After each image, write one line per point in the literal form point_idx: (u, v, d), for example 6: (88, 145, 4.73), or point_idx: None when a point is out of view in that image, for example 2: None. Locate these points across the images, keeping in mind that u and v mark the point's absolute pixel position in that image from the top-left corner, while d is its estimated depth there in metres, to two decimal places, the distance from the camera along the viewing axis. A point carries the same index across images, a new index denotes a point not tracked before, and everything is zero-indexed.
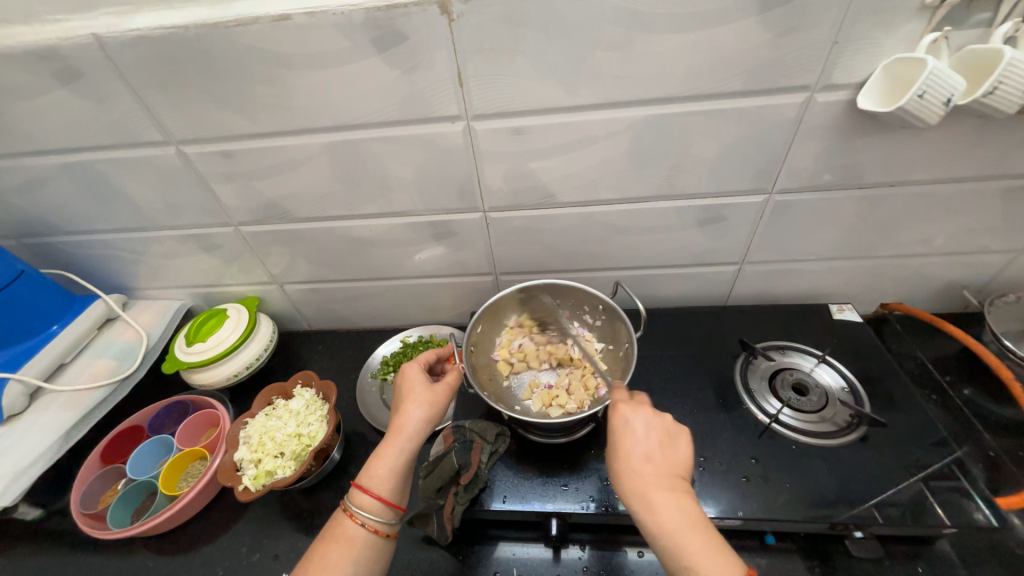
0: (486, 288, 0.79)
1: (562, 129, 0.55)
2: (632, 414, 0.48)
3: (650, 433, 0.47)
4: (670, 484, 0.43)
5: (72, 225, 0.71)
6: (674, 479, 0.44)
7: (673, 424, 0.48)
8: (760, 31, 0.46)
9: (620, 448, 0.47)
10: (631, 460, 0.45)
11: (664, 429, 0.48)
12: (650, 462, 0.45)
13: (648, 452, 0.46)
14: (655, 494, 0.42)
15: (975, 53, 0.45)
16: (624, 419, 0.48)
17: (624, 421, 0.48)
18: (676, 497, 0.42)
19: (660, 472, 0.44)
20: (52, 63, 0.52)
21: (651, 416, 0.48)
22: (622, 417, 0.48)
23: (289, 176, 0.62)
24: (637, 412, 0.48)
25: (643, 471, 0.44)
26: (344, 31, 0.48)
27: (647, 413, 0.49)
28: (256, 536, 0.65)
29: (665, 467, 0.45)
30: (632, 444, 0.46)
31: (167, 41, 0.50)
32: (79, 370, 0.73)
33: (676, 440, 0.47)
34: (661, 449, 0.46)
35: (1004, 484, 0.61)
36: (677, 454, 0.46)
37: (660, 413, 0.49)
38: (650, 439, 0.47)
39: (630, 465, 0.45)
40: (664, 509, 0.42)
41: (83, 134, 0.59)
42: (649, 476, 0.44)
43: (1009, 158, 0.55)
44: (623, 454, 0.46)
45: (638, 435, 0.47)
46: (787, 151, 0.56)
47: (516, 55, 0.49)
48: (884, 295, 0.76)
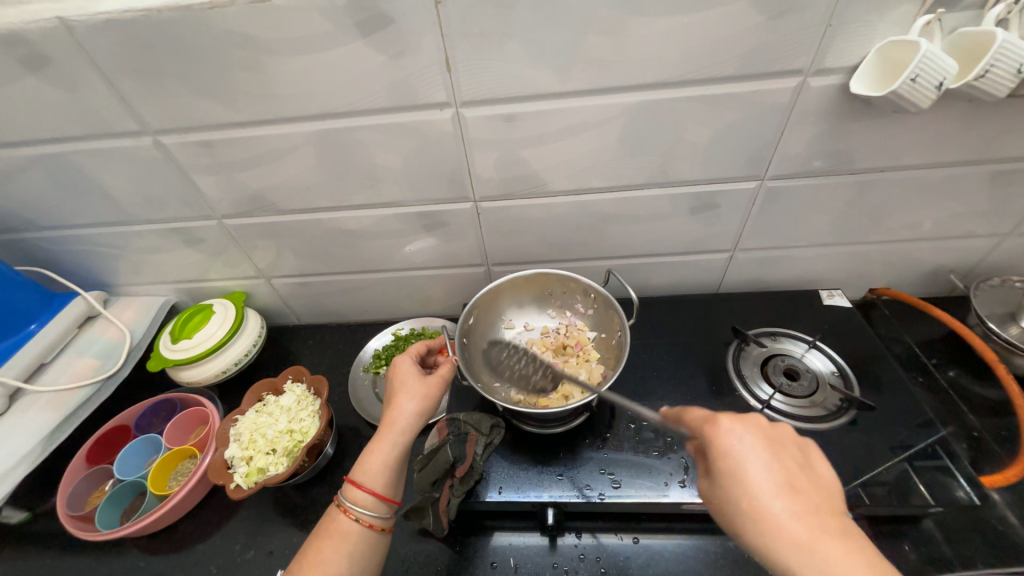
0: (479, 279, 0.78)
1: (553, 116, 0.54)
2: (749, 431, 0.40)
3: (782, 454, 0.40)
4: (833, 525, 0.35)
5: (47, 220, 0.69)
6: (834, 518, 0.36)
7: (798, 438, 0.42)
8: (754, 13, 0.45)
9: (748, 481, 0.38)
10: (765, 494, 0.37)
11: (795, 449, 0.41)
12: (795, 495, 0.37)
13: (792, 482, 0.38)
14: (825, 544, 0.34)
15: (968, 36, 0.45)
16: (737, 440, 0.39)
17: (738, 440, 0.39)
18: (845, 543, 0.34)
19: (814, 510, 0.36)
20: (17, 49, 0.49)
21: (774, 432, 0.41)
22: (738, 437, 0.40)
23: (273, 167, 0.60)
24: (753, 428, 0.40)
25: (792, 510, 0.36)
26: (326, 14, 0.46)
27: (765, 426, 0.41)
28: (249, 533, 0.64)
29: (817, 500, 0.37)
30: (761, 472, 0.38)
31: (139, 25, 0.47)
32: (60, 370, 0.71)
33: (812, 459, 0.41)
34: (805, 476, 0.39)
35: (987, 462, 0.63)
36: (821, 477, 0.39)
37: (769, 425, 0.42)
38: (785, 466, 0.39)
39: (765, 501, 0.37)
40: (845, 564, 0.33)
41: (54, 125, 0.56)
42: (804, 519, 0.35)
43: (997, 142, 0.55)
44: (756, 487, 0.37)
45: (770, 460, 0.38)
46: (780, 136, 0.56)
47: (506, 39, 0.48)
48: (873, 280, 0.77)
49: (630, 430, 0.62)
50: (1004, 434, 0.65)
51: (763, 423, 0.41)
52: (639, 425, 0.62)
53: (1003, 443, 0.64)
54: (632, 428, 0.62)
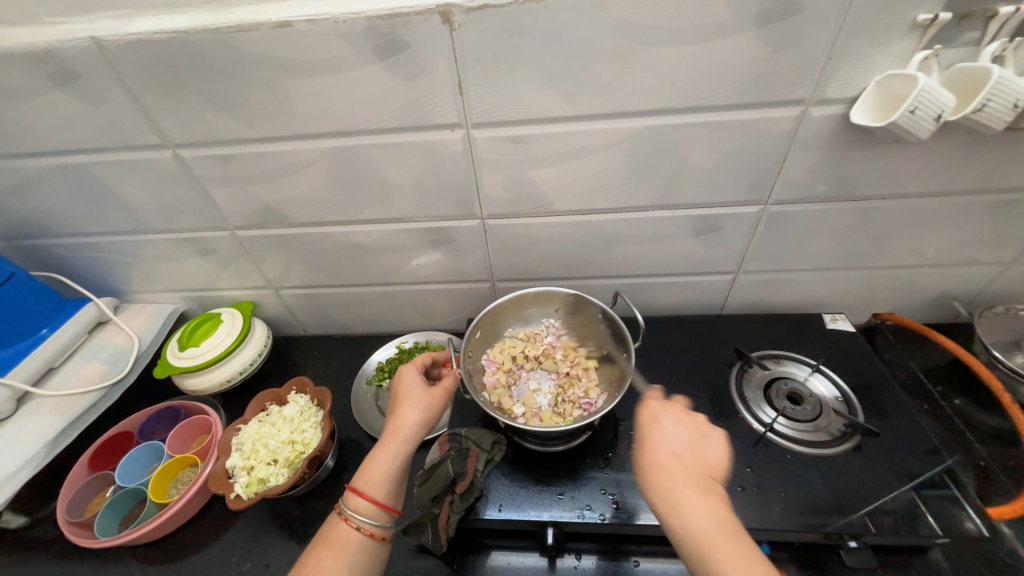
0: (484, 294, 0.79)
1: (560, 138, 0.56)
2: (663, 416, 0.49)
3: (681, 434, 0.48)
4: (701, 484, 0.43)
5: (65, 227, 0.70)
6: (706, 479, 0.44)
7: (706, 424, 0.49)
8: (756, 45, 0.47)
9: (648, 446, 0.47)
10: (657, 458, 0.46)
11: (696, 431, 0.48)
12: (676, 460, 0.45)
13: (679, 451, 0.46)
14: (682, 492, 0.42)
15: (965, 71, 0.46)
16: (653, 418, 0.50)
17: (654, 420, 0.49)
18: (705, 498, 0.42)
19: (688, 470, 0.45)
20: (50, 65, 0.52)
21: (682, 420, 0.49)
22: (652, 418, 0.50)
23: (287, 181, 0.62)
24: (666, 414, 0.49)
25: (673, 470, 0.45)
26: (346, 38, 0.48)
27: (677, 415, 0.49)
28: (246, 546, 0.64)
29: (694, 466, 0.45)
30: (664, 445, 0.47)
31: (166, 45, 0.49)
32: (68, 375, 0.71)
33: (708, 441, 0.47)
34: (693, 450, 0.46)
35: (995, 493, 0.62)
36: (709, 453, 0.46)
37: (691, 414, 0.50)
38: (679, 442, 0.47)
39: (655, 464, 0.46)
40: (694, 507, 0.41)
41: (79, 137, 0.58)
42: (676, 476, 0.44)
43: (997, 172, 0.56)
44: (648, 451, 0.47)
45: (670, 437, 0.47)
46: (783, 162, 0.57)
47: (516, 64, 0.49)
48: (876, 305, 0.77)
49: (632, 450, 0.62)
50: (1012, 465, 0.64)
51: (678, 408, 0.50)
52: None
53: (1012, 473, 0.63)
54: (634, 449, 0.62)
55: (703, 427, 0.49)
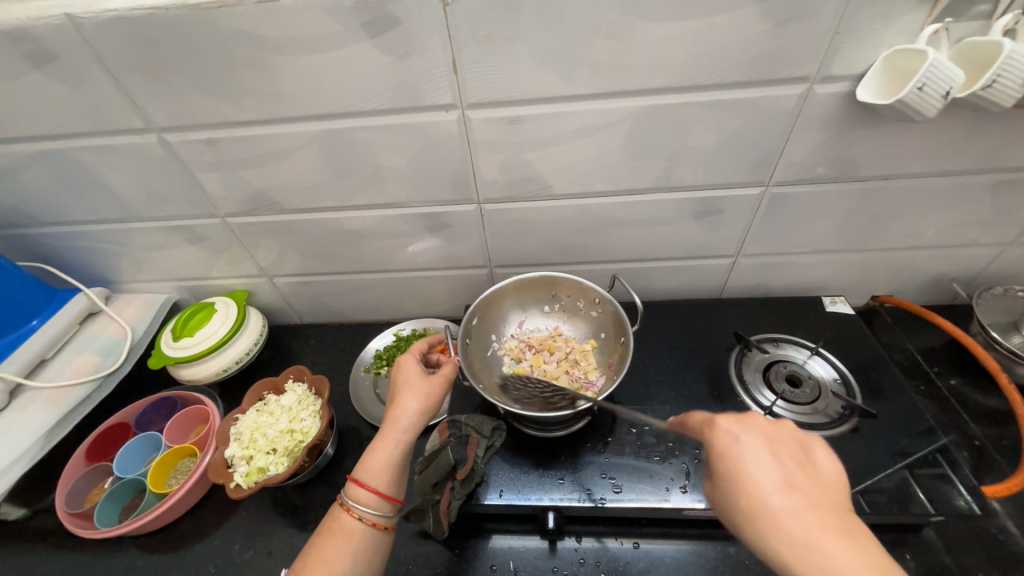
0: (481, 280, 0.78)
1: (559, 119, 0.54)
2: (741, 427, 0.38)
3: (778, 451, 0.37)
4: (833, 523, 0.33)
5: (50, 216, 0.69)
6: (839, 514, 0.34)
7: (798, 432, 0.39)
8: (761, 20, 0.45)
9: (742, 480, 0.36)
10: (764, 493, 0.35)
11: (789, 441, 0.38)
12: (794, 493, 0.35)
13: (792, 481, 0.35)
14: (824, 540, 0.32)
15: (975, 46, 0.44)
16: (729, 434, 0.38)
17: (734, 438, 0.38)
18: (853, 546, 0.32)
19: (816, 507, 0.34)
20: (23, 44, 0.49)
21: (767, 428, 0.39)
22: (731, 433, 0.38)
23: (277, 165, 0.60)
24: (744, 425, 0.39)
25: (792, 508, 0.34)
26: (334, 14, 0.46)
27: (760, 422, 0.39)
28: (248, 533, 0.64)
29: (818, 496, 0.35)
30: (761, 470, 0.36)
31: (145, 23, 0.47)
32: (61, 367, 0.70)
33: (813, 451, 0.38)
34: (805, 472, 0.36)
35: (988, 472, 0.63)
36: (824, 470, 0.37)
37: (774, 421, 0.40)
38: (781, 464, 0.36)
39: (766, 501, 0.35)
40: (853, 568, 0.30)
41: (59, 121, 0.56)
42: (806, 521, 0.33)
43: (1002, 151, 0.55)
44: (755, 487, 0.35)
45: (768, 458, 0.37)
46: (785, 142, 0.56)
47: (513, 41, 0.47)
48: (875, 287, 0.77)
49: (631, 434, 0.62)
50: (1005, 444, 0.65)
51: (761, 419, 0.39)
52: (640, 429, 0.62)
53: (1005, 452, 0.64)
54: (634, 433, 0.61)
55: (799, 435, 0.39)
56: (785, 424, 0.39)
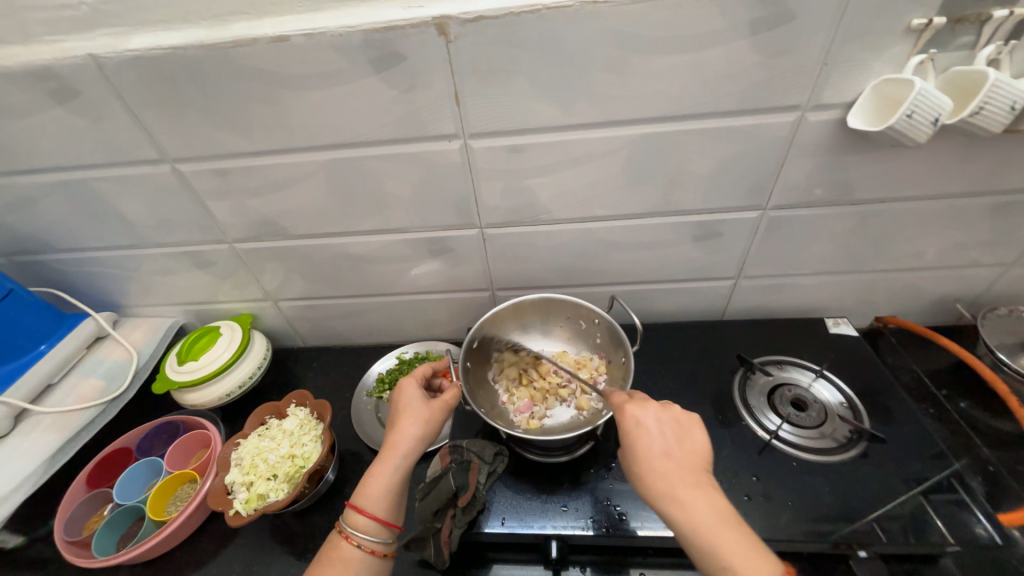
0: (483, 303, 0.79)
1: (558, 147, 0.56)
2: (643, 412, 0.47)
3: (665, 429, 0.46)
4: (694, 481, 0.43)
5: (64, 243, 0.70)
6: (699, 475, 0.43)
7: (684, 415, 0.47)
8: (752, 53, 0.47)
9: (638, 448, 0.45)
10: (649, 460, 0.44)
11: (676, 421, 0.47)
12: (668, 459, 0.44)
13: (669, 452, 0.45)
14: (682, 492, 0.42)
15: (962, 75, 0.46)
16: (632, 417, 0.47)
17: (635, 420, 0.47)
18: (703, 494, 0.42)
19: (682, 469, 0.43)
20: (49, 83, 0.52)
21: (664, 412, 0.47)
22: (634, 414, 0.47)
23: (285, 193, 0.62)
24: (645, 409, 0.47)
25: (666, 469, 0.43)
26: (342, 51, 0.48)
27: (656, 409, 0.48)
28: (246, 563, 0.63)
29: (687, 462, 0.44)
30: (650, 443, 0.45)
31: (163, 61, 0.50)
32: (67, 391, 0.71)
33: (691, 430, 0.46)
34: (680, 443, 0.45)
35: (1004, 499, 0.61)
36: (696, 443, 0.45)
37: (667, 406, 0.48)
38: (665, 436, 0.46)
39: (650, 465, 0.44)
40: (697, 506, 0.41)
41: (78, 153, 0.58)
42: (674, 479, 0.43)
43: (997, 174, 0.56)
44: (642, 457, 0.45)
45: (654, 433, 0.46)
46: (781, 167, 0.57)
47: (512, 75, 0.49)
48: (878, 309, 0.77)
49: None
50: (1021, 469, 0.63)
51: (656, 404, 0.48)
52: None
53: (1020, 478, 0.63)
54: None
55: (683, 417, 0.47)
56: (671, 407, 0.48)
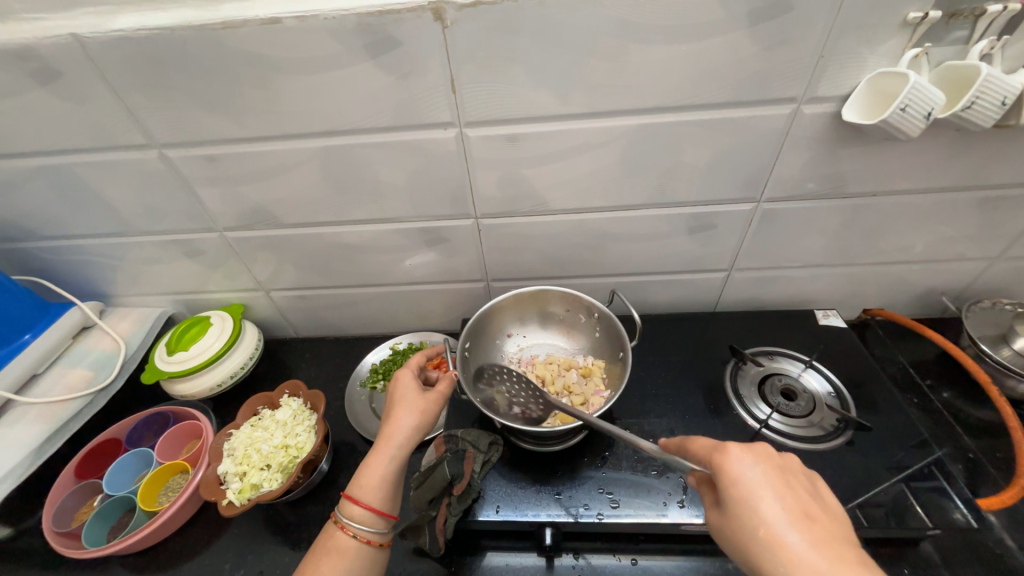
0: (478, 294, 0.79)
1: (555, 137, 0.55)
2: (757, 464, 0.40)
3: (792, 486, 0.40)
4: (846, 555, 0.35)
5: (47, 230, 0.69)
6: (845, 545, 0.36)
7: (802, 467, 0.43)
8: (749, 44, 0.47)
9: (765, 510, 0.38)
10: (781, 524, 0.37)
11: (801, 476, 0.42)
12: (810, 524, 0.37)
13: (807, 513, 0.38)
14: (842, 574, 0.34)
15: (954, 69, 0.46)
16: (743, 472, 0.39)
17: (748, 472, 0.40)
18: (863, 574, 0.34)
19: (828, 537, 0.36)
20: (28, 63, 0.50)
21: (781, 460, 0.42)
22: (747, 458, 0.40)
23: (277, 181, 0.61)
24: (762, 455, 0.41)
25: (809, 540, 0.36)
26: (337, 35, 0.47)
27: (775, 463, 0.41)
28: (240, 552, 0.63)
29: (829, 530, 0.37)
30: (778, 503, 0.38)
31: (150, 42, 0.48)
32: (54, 382, 0.70)
33: (818, 488, 0.41)
34: (813, 505, 0.39)
35: (983, 484, 0.63)
36: (828, 504, 0.40)
37: (782, 456, 0.43)
38: (796, 495, 0.39)
39: (783, 530, 0.37)
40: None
41: (61, 137, 0.57)
42: (819, 551, 0.35)
43: (985, 169, 0.57)
44: (772, 518, 0.37)
45: (784, 490, 0.39)
46: (776, 160, 0.57)
47: (510, 62, 0.49)
48: (866, 301, 0.78)
49: (629, 448, 0.62)
50: (999, 456, 0.66)
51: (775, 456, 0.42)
52: (637, 443, 0.62)
53: (998, 464, 0.65)
54: (631, 447, 0.62)
55: (805, 474, 0.42)
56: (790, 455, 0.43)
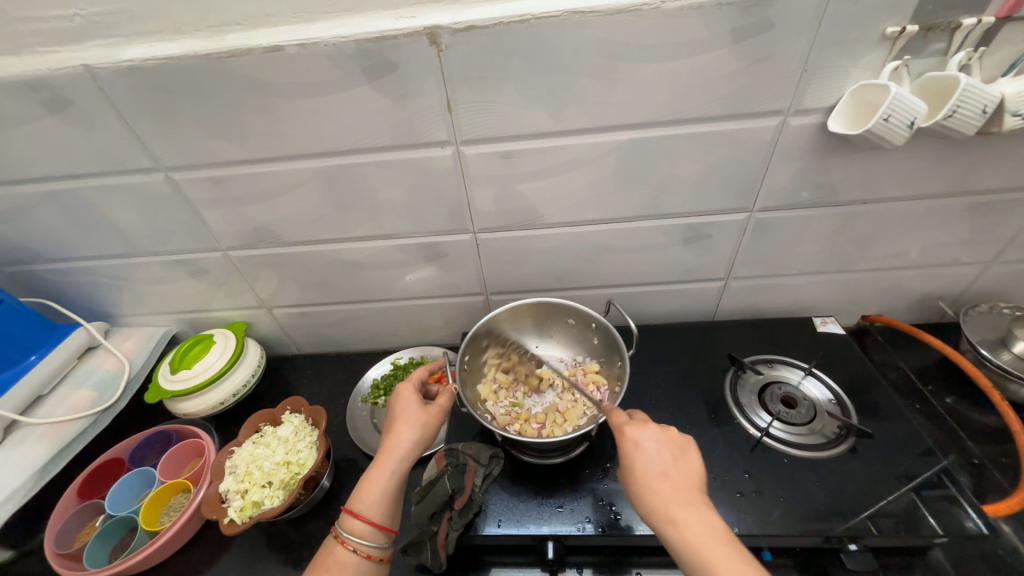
0: (477, 307, 0.80)
1: (548, 153, 0.57)
2: (643, 432, 0.47)
3: (662, 450, 0.46)
4: (688, 500, 0.42)
5: (55, 252, 0.70)
6: (695, 493, 0.43)
7: (679, 437, 0.48)
8: (734, 61, 0.48)
9: (636, 469, 0.45)
10: (647, 480, 0.44)
11: (676, 439, 0.47)
12: (666, 479, 0.44)
13: (665, 470, 0.45)
14: (677, 512, 0.42)
15: (935, 80, 0.48)
16: (632, 437, 0.47)
17: (634, 440, 0.47)
18: (698, 514, 0.41)
19: (677, 488, 0.43)
20: (42, 93, 0.52)
21: (665, 432, 0.48)
22: (632, 432, 0.48)
23: (279, 201, 0.63)
24: (645, 430, 0.47)
25: (662, 491, 0.43)
26: (336, 61, 0.49)
27: (656, 435, 0.47)
28: (241, 572, 0.62)
29: (682, 481, 0.44)
30: (648, 462, 0.45)
31: (156, 71, 0.50)
32: (58, 402, 0.70)
33: (685, 452, 0.46)
34: (674, 463, 0.45)
35: (991, 491, 0.62)
36: (692, 463, 0.45)
37: (664, 427, 0.48)
38: (662, 457, 0.46)
39: (646, 486, 0.44)
40: (694, 527, 0.40)
41: (71, 163, 0.59)
42: (668, 496, 0.43)
43: (972, 175, 0.58)
44: (640, 474, 0.45)
45: (654, 452, 0.46)
46: (765, 170, 0.58)
47: (504, 83, 0.51)
48: (864, 307, 0.79)
49: None
50: (1005, 462, 0.65)
51: (655, 425, 0.48)
52: None
53: (1005, 470, 0.64)
54: None
55: (679, 440, 0.47)
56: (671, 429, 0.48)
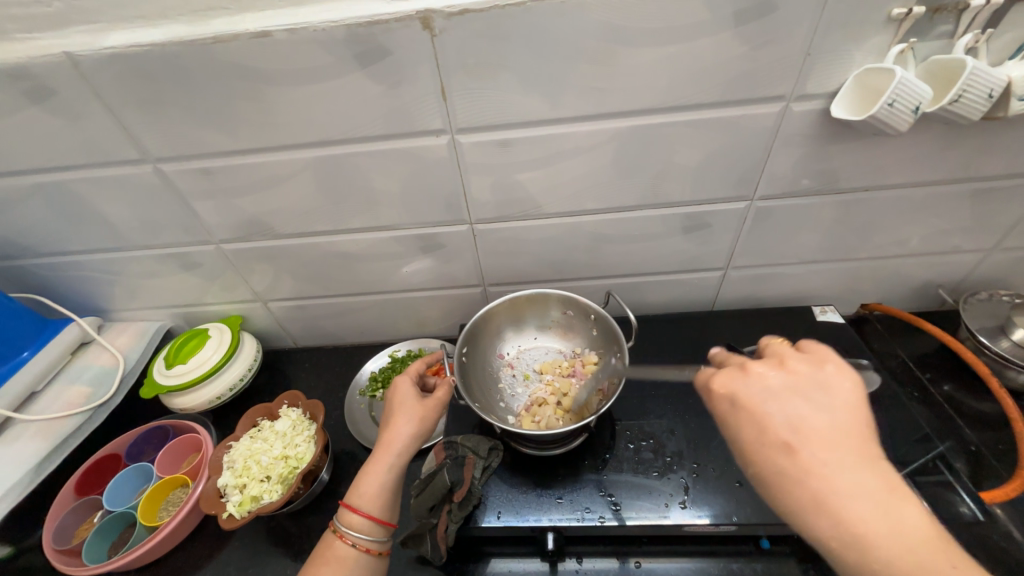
0: (475, 299, 0.79)
1: (546, 141, 0.56)
2: (751, 384, 0.38)
3: (793, 404, 0.36)
4: (847, 468, 0.33)
5: (44, 247, 0.69)
6: (853, 455, 0.34)
7: (808, 377, 0.38)
8: (737, 44, 0.47)
9: (751, 438, 0.37)
10: (775, 449, 0.35)
11: (807, 379, 0.38)
12: (802, 444, 0.34)
13: (800, 432, 0.35)
14: (834, 487, 0.33)
15: (941, 63, 0.47)
16: (745, 398, 0.38)
17: (748, 400, 0.38)
18: (860, 487, 0.32)
19: (825, 453, 0.34)
20: (23, 82, 0.51)
21: (791, 374, 0.38)
22: (735, 390, 0.39)
23: (272, 192, 0.61)
24: (753, 381, 0.39)
25: (805, 459, 0.34)
26: (327, 47, 0.48)
27: (771, 386, 0.38)
28: (242, 565, 0.62)
29: (833, 441, 0.34)
30: (777, 425, 0.36)
31: (141, 58, 0.49)
32: (53, 398, 0.70)
33: (824, 395, 0.37)
34: (811, 416, 0.36)
35: (987, 478, 0.62)
36: (835, 414, 0.36)
37: (787, 374, 0.38)
38: (798, 413, 0.36)
39: (775, 455, 0.35)
40: (858, 502, 0.32)
41: (56, 155, 0.57)
42: (813, 467, 0.33)
43: (976, 161, 0.57)
44: (764, 443, 0.36)
45: (782, 411, 0.36)
46: (766, 158, 0.57)
47: (500, 68, 0.49)
48: (864, 296, 0.78)
49: (629, 451, 0.61)
50: (1002, 448, 0.65)
51: (770, 375, 0.38)
52: (638, 444, 0.62)
53: (1001, 457, 0.64)
54: (632, 448, 0.62)
55: (811, 383, 0.37)
56: (794, 373, 0.38)
